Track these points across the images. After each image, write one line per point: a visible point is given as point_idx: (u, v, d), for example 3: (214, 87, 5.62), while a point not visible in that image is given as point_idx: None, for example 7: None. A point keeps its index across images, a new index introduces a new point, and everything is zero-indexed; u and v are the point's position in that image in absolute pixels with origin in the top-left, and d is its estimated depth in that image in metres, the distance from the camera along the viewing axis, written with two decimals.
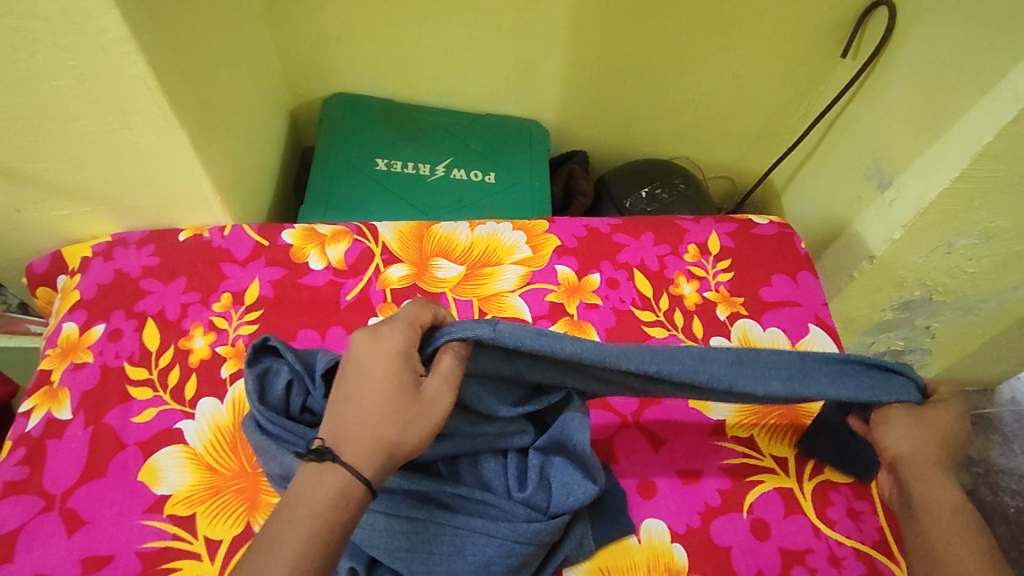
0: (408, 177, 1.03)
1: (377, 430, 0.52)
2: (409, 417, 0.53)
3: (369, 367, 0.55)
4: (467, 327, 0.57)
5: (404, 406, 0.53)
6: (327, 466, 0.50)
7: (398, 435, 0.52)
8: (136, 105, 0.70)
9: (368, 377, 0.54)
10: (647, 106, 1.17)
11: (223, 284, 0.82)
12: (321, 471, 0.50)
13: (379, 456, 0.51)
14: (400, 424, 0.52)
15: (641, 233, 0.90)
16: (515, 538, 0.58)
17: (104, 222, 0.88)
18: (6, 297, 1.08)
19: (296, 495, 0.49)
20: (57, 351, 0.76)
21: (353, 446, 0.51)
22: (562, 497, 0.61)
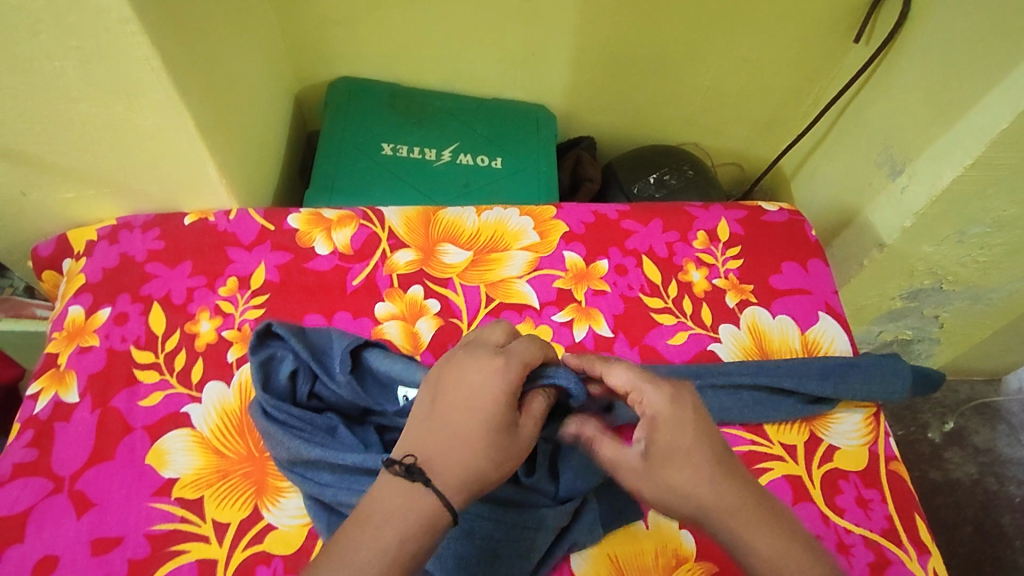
0: (414, 162, 1.02)
1: (476, 464, 0.51)
2: (503, 457, 0.53)
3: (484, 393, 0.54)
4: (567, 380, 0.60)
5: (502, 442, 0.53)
6: (417, 488, 0.49)
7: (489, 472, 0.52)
8: (141, 87, 0.69)
9: (475, 406, 0.53)
10: (656, 91, 1.16)
11: (229, 268, 0.82)
12: (411, 491, 0.49)
13: (466, 489, 0.51)
14: (496, 464, 0.52)
15: (650, 220, 0.89)
16: (526, 522, 0.60)
17: (109, 205, 0.87)
18: (14, 280, 1.14)
19: (387, 509, 0.48)
20: (63, 335, 0.76)
21: (445, 473, 0.50)
22: (570, 484, 0.63)
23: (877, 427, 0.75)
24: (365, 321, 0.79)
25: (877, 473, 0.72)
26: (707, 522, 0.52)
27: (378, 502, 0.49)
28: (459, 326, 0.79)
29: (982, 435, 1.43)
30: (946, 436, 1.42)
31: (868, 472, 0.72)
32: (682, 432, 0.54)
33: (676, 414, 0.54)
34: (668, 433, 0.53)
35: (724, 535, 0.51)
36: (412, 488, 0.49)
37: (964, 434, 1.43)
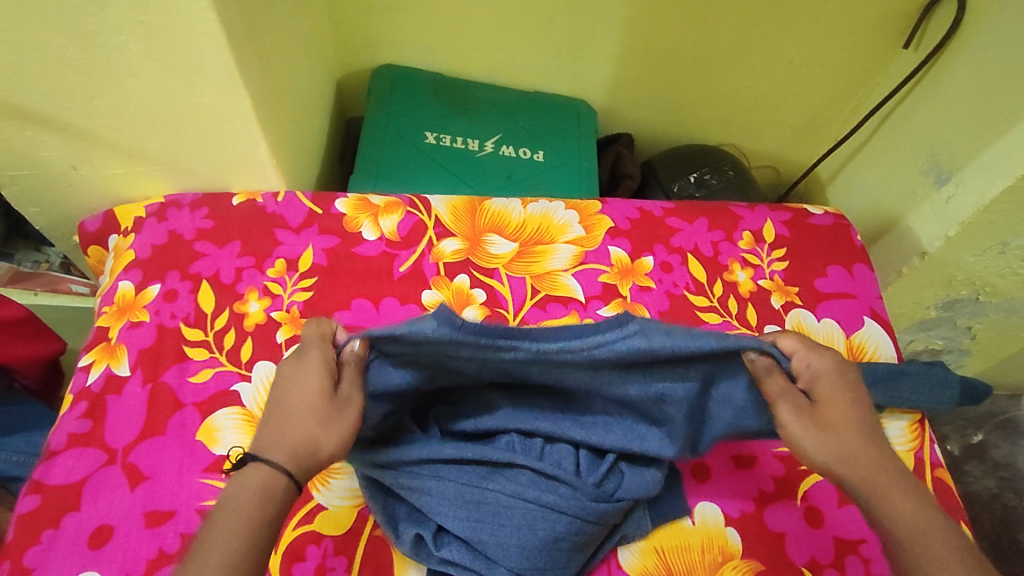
0: (457, 152, 1.02)
1: (303, 437, 0.51)
2: (329, 423, 0.52)
3: (300, 375, 0.54)
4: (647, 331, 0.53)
5: (334, 415, 0.52)
6: (254, 468, 0.49)
7: (324, 442, 0.51)
8: (202, 65, 0.69)
9: (291, 391, 0.53)
10: (697, 91, 1.15)
11: (277, 250, 0.82)
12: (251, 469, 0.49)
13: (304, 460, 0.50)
14: (327, 432, 0.52)
15: (695, 218, 0.89)
16: (584, 517, 0.59)
17: (156, 183, 0.87)
18: (52, 257, 1.14)
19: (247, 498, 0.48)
20: (114, 309, 0.77)
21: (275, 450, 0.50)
22: (632, 485, 0.62)
23: (922, 434, 0.75)
24: (412, 308, 0.79)
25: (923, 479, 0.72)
26: (857, 473, 0.54)
27: (234, 495, 0.48)
28: (506, 317, 0.79)
29: (1002, 450, 1.42)
30: (965, 449, 1.42)
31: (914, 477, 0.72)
32: (846, 386, 0.57)
33: (839, 372, 0.57)
34: (832, 383, 0.57)
35: (867, 483, 0.53)
36: (255, 467, 0.49)
37: (983, 448, 1.43)
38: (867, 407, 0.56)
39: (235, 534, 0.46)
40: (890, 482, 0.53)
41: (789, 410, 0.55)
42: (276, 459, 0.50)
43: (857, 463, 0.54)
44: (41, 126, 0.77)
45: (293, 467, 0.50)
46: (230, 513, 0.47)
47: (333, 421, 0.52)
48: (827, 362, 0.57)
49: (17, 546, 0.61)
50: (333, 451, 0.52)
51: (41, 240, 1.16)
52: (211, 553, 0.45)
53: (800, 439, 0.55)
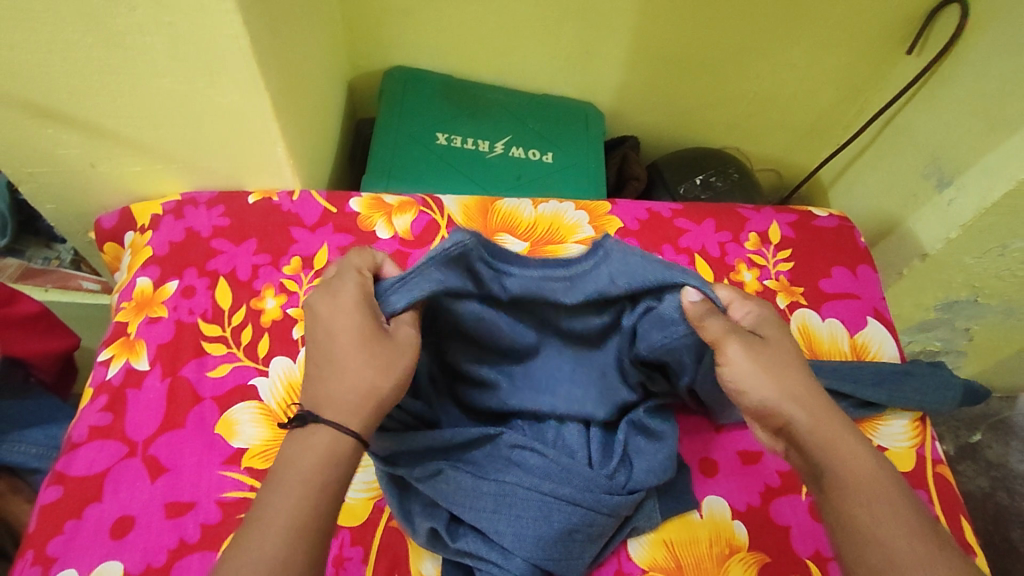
0: (467, 153, 1.03)
1: (362, 389, 0.51)
2: (388, 362, 0.53)
3: (342, 324, 0.53)
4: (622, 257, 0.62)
5: (390, 360, 0.53)
6: (311, 429, 0.50)
7: (388, 390, 0.52)
8: (225, 64, 0.71)
9: (336, 333, 0.53)
10: (703, 95, 1.17)
11: (293, 248, 0.83)
12: (327, 409, 0.50)
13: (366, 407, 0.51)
14: (386, 381, 0.52)
15: (702, 219, 0.91)
16: (599, 509, 0.61)
17: (172, 181, 0.88)
18: (62, 253, 1.15)
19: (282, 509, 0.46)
20: (132, 305, 0.78)
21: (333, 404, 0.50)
22: (642, 473, 0.64)
23: (924, 433, 0.76)
24: None
25: (926, 476, 0.73)
26: (802, 419, 0.53)
27: (268, 505, 0.46)
28: None
29: (996, 450, 1.44)
30: (960, 449, 1.44)
31: (917, 474, 0.73)
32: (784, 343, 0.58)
33: (775, 320, 0.61)
34: (773, 327, 0.60)
35: (817, 434, 0.52)
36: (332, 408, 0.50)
37: (978, 448, 1.45)
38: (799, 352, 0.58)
39: (310, 478, 0.47)
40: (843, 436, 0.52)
41: (734, 354, 0.56)
42: (336, 417, 0.50)
43: (803, 412, 0.54)
44: (63, 124, 0.78)
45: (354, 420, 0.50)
46: (304, 457, 0.48)
47: (390, 367, 0.53)
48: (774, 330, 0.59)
49: (40, 535, 0.62)
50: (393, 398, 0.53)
51: (51, 237, 1.16)
52: (286, 500, 0.46)
53: (743, 383, 0.56)
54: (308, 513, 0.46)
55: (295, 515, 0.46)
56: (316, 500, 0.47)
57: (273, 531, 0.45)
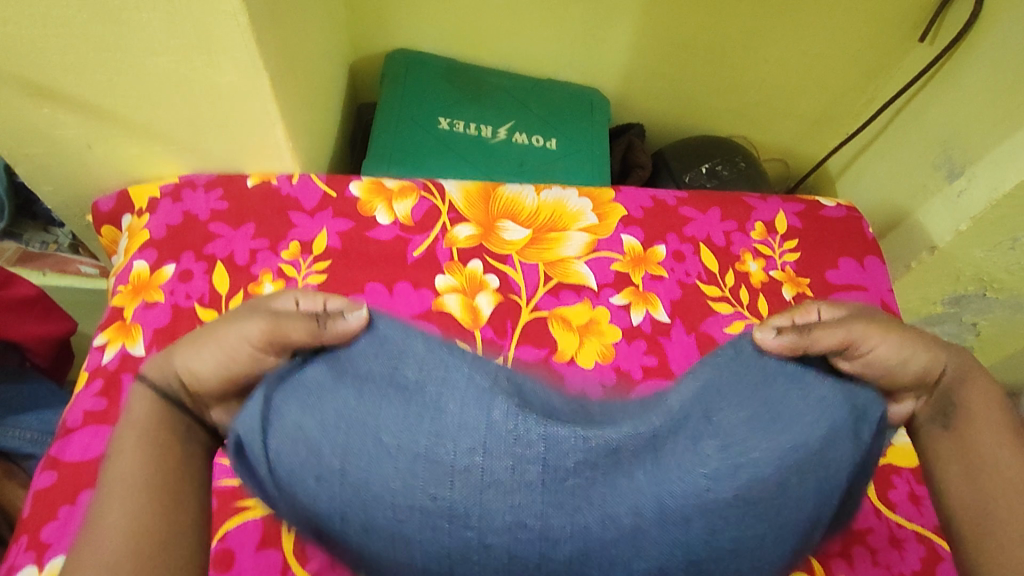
0: (470, 139, 1.01)
1: (179, 357, 0.50)
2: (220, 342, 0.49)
3: (228, 312, 0.53)
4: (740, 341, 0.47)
5: (223, 336, 0.49)
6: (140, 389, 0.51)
7: (203, 364, 0.49)
8: (223, 44, 0.69)
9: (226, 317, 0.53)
10: (711, 81, 1.15)
11: (292, 233, 0.82)
12: (124, 426, 0.48)
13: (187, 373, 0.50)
14: (206, 354, 0.49)
15: (708, 208, 0.89)
16: None
17: (170, 163, 0.87)
18: (60, 237, 1.14)
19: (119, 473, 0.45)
20: (129, 289, 0.77)
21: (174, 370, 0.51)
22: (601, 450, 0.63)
23: None
24: (426, 293, 0.80)
25: None
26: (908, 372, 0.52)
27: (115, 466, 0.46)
28: (519, 303, 0.80)
29: None
30: None
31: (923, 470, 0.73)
32: (873, 313, 0.54)
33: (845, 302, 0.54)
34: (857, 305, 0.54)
35: (964, 381, 0.54)
36: (131, 418, 0.49)
37: None
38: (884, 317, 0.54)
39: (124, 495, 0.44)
40: (981, 396, 0.54)
41: (886, 356, 0.50)
42: (147, 384, 0.51)
43: (952, 367, 0.54)
44: (59, 103, 0.77)
45: (167, 393, 0.50)
46: (117, 466, 0.46)
47: (221, 343, 0.49)
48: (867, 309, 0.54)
49: (33, 521, 0.61)
50: (213, 372, 0.49)
51: (50, 220, 1.15)
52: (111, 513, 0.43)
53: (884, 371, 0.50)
54: (133, 531, 0.42)
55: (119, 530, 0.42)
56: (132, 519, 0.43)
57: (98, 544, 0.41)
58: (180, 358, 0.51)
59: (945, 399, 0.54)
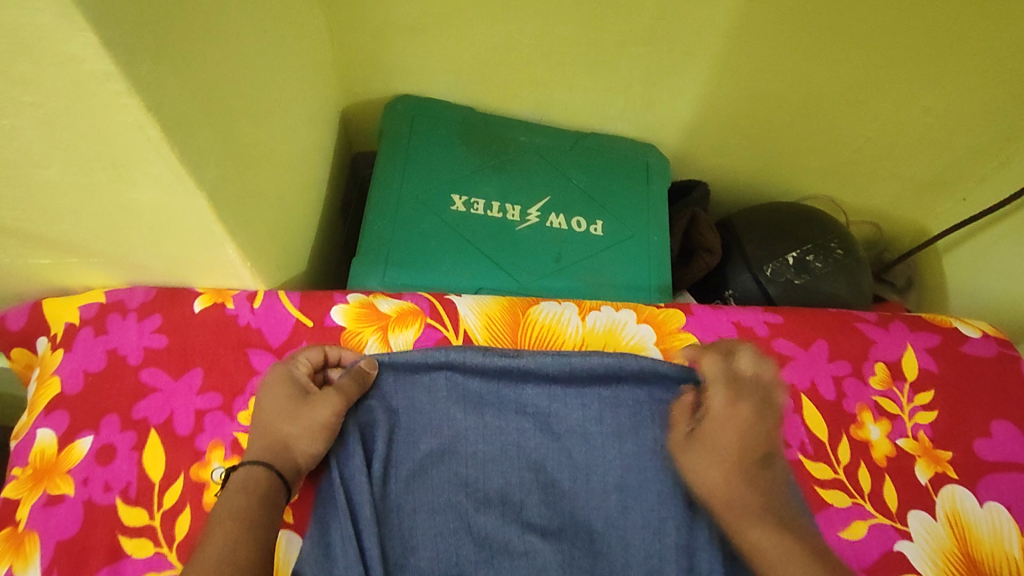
0: (492, 224, 0.78)
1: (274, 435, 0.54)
2: (313, 420, 0.55)
3: (273, 397, 0.56)
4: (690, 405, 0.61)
5: (302, 411, 0.55)
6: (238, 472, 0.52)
7: (299, 438, 0.54)
8: (133, 157, 0.47)
9: (268, 402, 0.56)
10: (797, 136, 0.91)
11: (253, 383, 0.61)
12: (238, 488, 0.50)
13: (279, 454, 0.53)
14: (306, 433, 0.55)
15: (812, 341, 0.67)
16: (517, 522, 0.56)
17: (96, 274, 0.66)
18: None
19: (228, 511, 0.49)
20: (28, 472, 0.56)
21: (256, 449, 0.54)
22: (604, 503, 0.58)
23: None
24: None
25: None
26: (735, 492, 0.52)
27: (222, 502, 0.50)
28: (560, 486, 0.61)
29: None
30: None
31: None
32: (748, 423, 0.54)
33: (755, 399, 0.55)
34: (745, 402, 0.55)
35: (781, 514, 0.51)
36: (247, 486, 0.51)
37: None
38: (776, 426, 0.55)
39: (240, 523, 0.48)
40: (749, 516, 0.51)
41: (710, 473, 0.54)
42: (256, 457, 0.53)
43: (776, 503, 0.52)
44: None
45: (274, 460, 0.53)
46: (225, 510, 0.49)
47: (305, 417, 0.55)
48: (719, 399, 0.55)
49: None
50: (313, 449, 0.55)
51: None
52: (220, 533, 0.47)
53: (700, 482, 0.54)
54: (244, 543, 0.47)
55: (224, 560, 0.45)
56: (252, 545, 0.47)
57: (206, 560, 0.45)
58: (264, 427, 0.55)
59: (729, 519, 0.52)
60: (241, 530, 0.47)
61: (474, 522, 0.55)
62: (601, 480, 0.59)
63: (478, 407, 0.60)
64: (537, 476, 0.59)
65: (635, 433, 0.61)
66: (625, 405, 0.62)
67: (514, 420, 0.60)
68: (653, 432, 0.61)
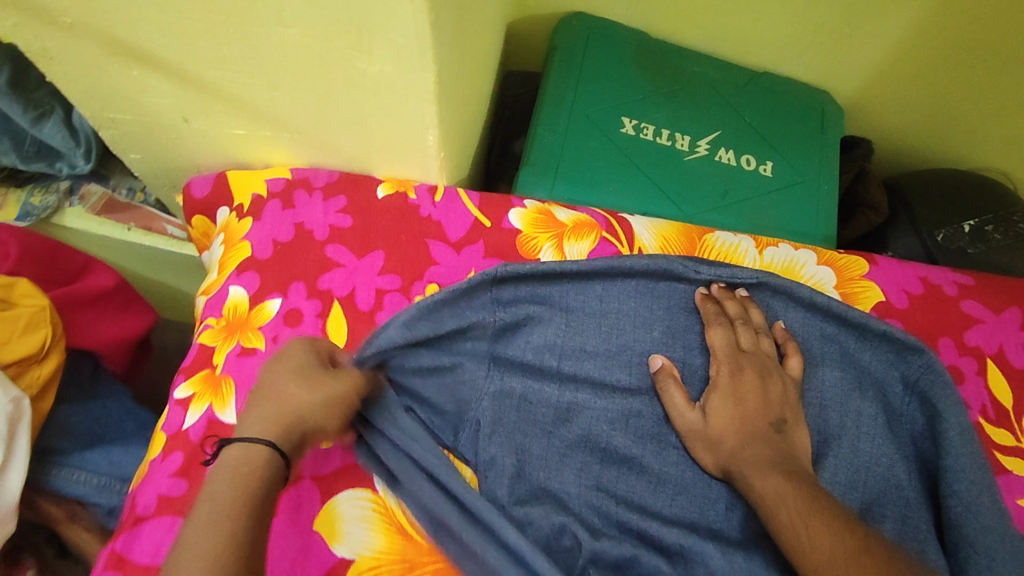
0: (659, 151, 0.76)
1: (283, 404, 0.46)
2: (330, 392, 0.48)
3: (285, 367, 0.48)
4: (857, 347, 0.60)
5: (316, 379, 0.48)
6: (240, 460, 0.43)
7: (313, 409, 0.47)
8: (383, 21, 0.46)
9: (280, 381, 0.47)
10: (993, 97, 0.84)
11: (432, 271, 0.62)
12: (221, 474, 0.42)
13: (288, 429, 0.45)
14: (315, 397, 0.47)
15: (1004, 307, 0.65)
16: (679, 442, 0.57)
17: (280, 151, 0.67)
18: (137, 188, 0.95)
19: (222, 501, 0.41)
20: (221, 323, 0.59)
21: (260, 426, 0.45)
22: None
23: None
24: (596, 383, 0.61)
25: None
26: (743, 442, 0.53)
27: (216, 490, 0.41)
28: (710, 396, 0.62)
29: None
30: None
31: None
32: (742, 371, 0.56)
33: (730, 355, 0.57)
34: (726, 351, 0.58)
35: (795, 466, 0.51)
36: (244, 468, 0.43)
37: None
38: (749, 373, 0.56)
39: (238, 503, 0.41)
40: (760, 464, 0.51)
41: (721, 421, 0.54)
42: (253, 433, 0.44)
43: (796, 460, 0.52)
44: (152, 66, 0.58)
45: (276, 437, 0.45)
46: (212, 505, 0.41)
47: (314, 386, 0.47)
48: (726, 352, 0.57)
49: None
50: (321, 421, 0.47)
51: (103, 173, 0.94)
52: (202, 532, 0.39)
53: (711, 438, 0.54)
54: (230, 547, 0.39)
55: (213, 547, 0.39)
56: (249, 524, 0.41)
57: (193, 567, 0.38)
58: (264, 400, 0.46)
59: (739, 467, 0.52)
60: (232, 529, 0.40)
61: (635, 431, 0.56)
62: None
63: (645, 319, 0.60)
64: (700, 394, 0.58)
65: (808, 368, 0.59)
66: (800, 339, 0.61)
67: (680, 338, 0.60)
68: (826, 369, 0.59)
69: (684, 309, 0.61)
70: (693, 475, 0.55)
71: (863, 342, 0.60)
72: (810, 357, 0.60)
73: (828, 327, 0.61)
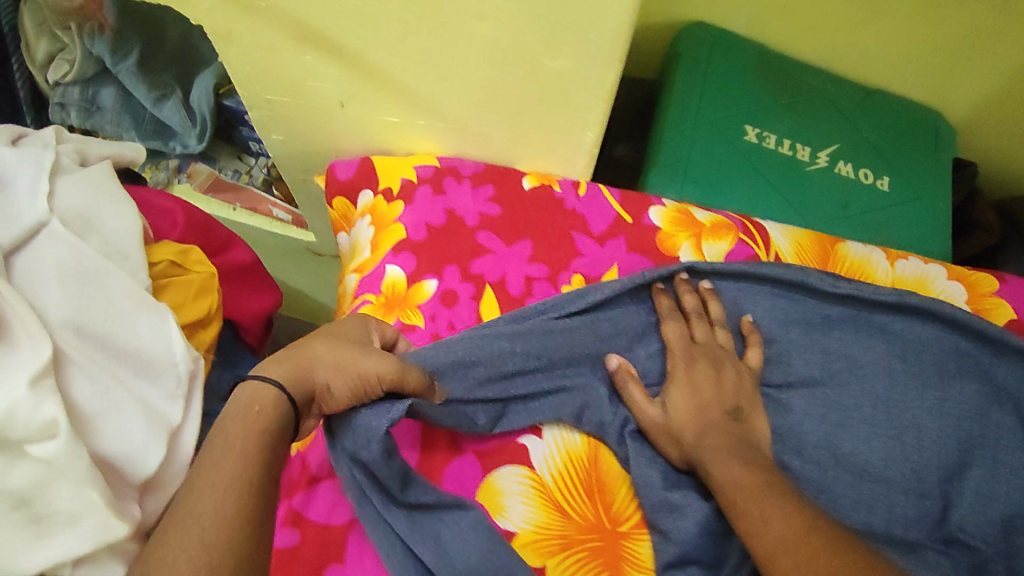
0: (782, 160, 0.78)
1: (302, 358, 0.49)
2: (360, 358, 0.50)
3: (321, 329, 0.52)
4: (991, 362, 0.62)
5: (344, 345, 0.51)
6: (250, 394, 0.46)
7: (330, 372, 0.49)
8: (586, 18, 0.49)
9: (312, 344, 0.50)
10: None
11: (578, 263, 0.64)
12: (232, 413, 0.45)
13: (302, 381, 0.48)
14: (336, 360, 0.50)
15: None
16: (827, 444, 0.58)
17: (426, 139, 0.70)
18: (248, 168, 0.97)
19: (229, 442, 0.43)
20: (380, 300, 0.62)
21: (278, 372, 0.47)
22: (915, 438, 0.59)
23: None
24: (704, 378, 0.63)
25: None
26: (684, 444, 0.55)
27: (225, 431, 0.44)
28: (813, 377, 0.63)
29: None
30: None
31: None
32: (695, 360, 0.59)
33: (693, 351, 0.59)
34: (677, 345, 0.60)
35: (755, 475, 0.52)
36: (253, 414, 0.45)
37: None
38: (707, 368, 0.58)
39: (248, 460, 0.43)
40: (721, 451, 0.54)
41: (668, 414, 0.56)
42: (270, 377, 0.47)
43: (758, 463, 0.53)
44: (326, 53, 0.60)
45: (287, 384, 0.47)
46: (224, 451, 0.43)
47: (342, 351, 0.50)
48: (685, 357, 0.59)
49: None
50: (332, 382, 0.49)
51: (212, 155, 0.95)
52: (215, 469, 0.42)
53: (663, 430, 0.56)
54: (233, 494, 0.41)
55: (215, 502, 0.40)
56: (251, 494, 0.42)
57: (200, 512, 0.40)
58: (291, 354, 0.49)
59: None
60: (234, 475, 0.42)
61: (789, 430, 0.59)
62: (908, 420, 0.59)
63: (792, 323, 0.62)
64: (842, 398, 0.60)
65: (944, 382, 0.61)
66: (935, 352, 0.62)
67: (819, 343, 0.62)
68: (964, 382, 0.61)
69: (823, 317, 0.62)
70: (836, 477, 0.57)
71: (997, 357, 0.62)
72: (946, 370, 0.61)
73: (959, 341, 0.63)
